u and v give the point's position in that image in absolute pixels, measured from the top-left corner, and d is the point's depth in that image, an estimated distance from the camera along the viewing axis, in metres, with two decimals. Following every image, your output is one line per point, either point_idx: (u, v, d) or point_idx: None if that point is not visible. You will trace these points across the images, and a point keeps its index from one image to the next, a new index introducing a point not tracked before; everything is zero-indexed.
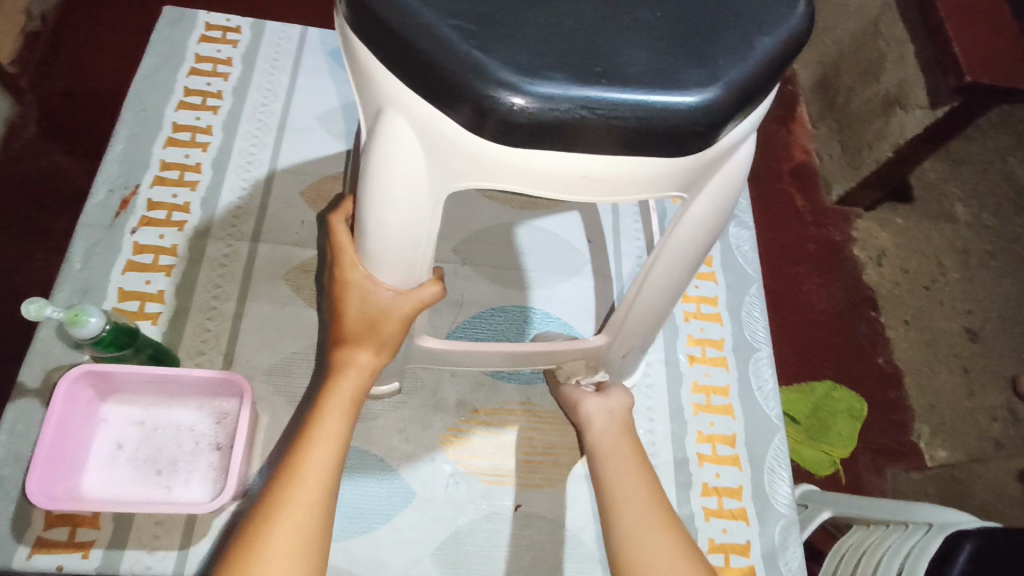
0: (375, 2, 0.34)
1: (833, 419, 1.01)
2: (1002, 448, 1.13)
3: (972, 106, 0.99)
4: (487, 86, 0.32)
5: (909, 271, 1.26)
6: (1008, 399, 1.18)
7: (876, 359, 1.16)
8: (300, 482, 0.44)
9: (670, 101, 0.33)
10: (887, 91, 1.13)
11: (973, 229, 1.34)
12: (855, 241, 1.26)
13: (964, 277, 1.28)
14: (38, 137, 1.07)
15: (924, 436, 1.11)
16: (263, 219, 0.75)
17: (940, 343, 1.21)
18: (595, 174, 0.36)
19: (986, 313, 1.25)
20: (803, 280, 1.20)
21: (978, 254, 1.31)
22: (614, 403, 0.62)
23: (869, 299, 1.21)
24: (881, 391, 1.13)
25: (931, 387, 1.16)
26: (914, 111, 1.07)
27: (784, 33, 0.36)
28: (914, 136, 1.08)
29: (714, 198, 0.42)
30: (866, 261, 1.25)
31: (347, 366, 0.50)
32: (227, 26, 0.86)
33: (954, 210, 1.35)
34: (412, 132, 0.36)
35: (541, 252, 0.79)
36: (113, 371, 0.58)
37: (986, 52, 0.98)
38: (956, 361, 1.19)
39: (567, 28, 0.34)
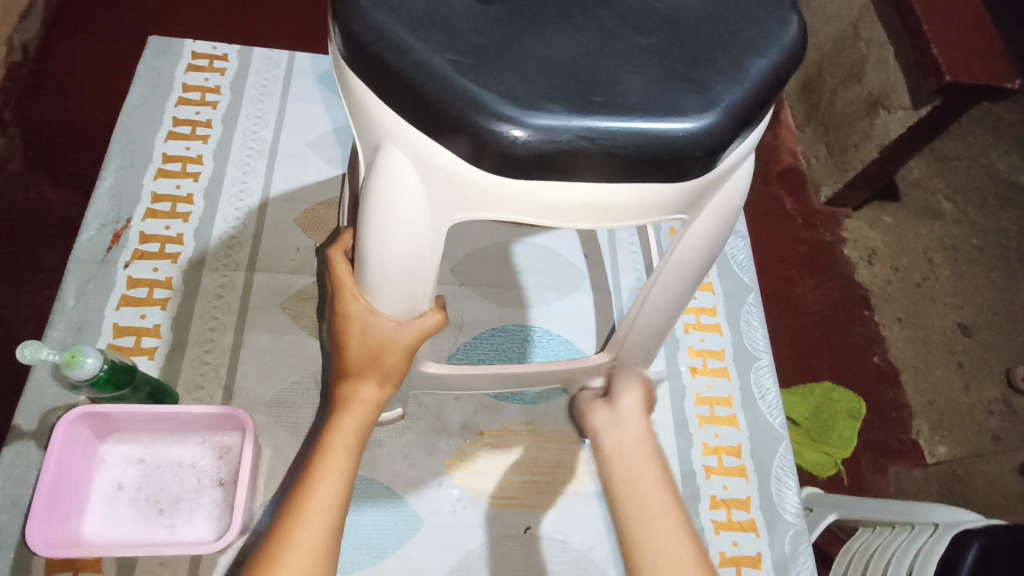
0: (369, 37, 0.34)
1: (834, 421, 1.01)
2: (1000, 441, 1.13)
3: (951, 106, 1.01)
4: (486, 121, 0.32)
5: (900, 269, 1.27)
6: (1004, 392, 1.18)
7: (872, 359, 1.16)
8: (303, 521, 0.43)
9: (669, 128, 0.33)
10: (870, 93, 1.14)
11: (960, 225, 1.36)
12: (846, 241, 1.27)
13: (954, 272, 1.29)
14: (23, 169, 1.06)
15: (923, 432, 1.12)
16: (258, 248, 0.74)
17: (934, 339, 1.21)
18: (598, 202, 0.36)
19: (977, 308, 1.26)
20: (797, 283, 1.21)
21: (966, 249, 1.33)
22: (624, 414, 0.53)
23: (863, 299, 1.22)
24: (879, 389, 1.14)
25: (928, 384, 1.16)
26: (897, 112, 1.09)
27: (777, 54, 0.36)
28: (899, 137, 1.10)
29: (714, 218, 0.42)
30: (857, 261, 1.26)
31: (350, 400, 0.50)
32: (213, 55, 0.86)
33: (941, 207, 1.37)
34: (411, 166, 0.36)
35: (538, 269, 0.79)
36: (112, 411, 0.57)
37: (963, 54, 0.99)
38: (950, 357, 1.20)
39: (563, 58, 0.34)
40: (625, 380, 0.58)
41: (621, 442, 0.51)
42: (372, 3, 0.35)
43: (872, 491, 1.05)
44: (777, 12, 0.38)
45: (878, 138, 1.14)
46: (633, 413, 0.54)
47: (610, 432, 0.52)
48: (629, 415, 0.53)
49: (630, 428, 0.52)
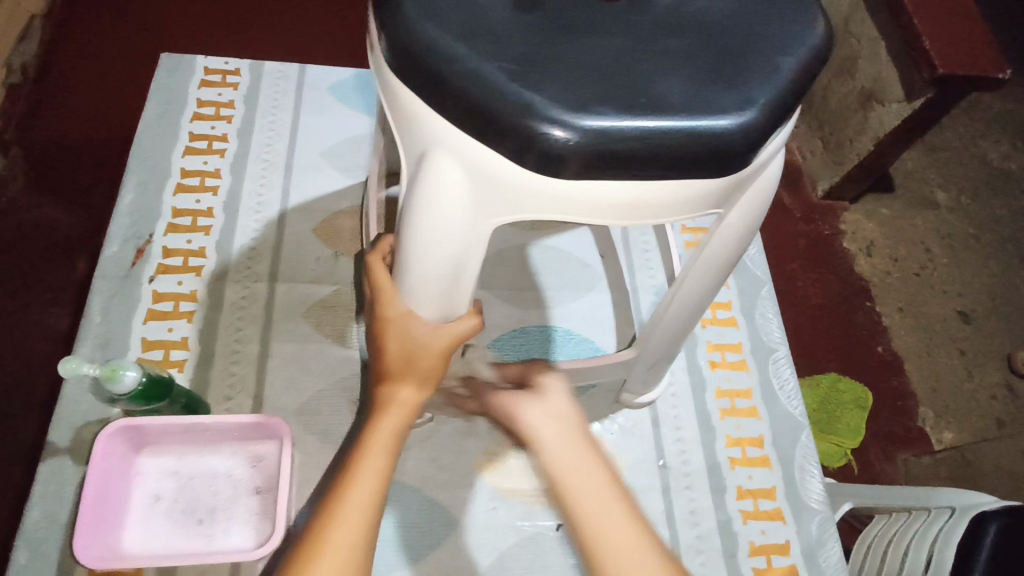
0: (418, 49, 0.35)
1: (841, 410, 1.03)
2: (1004, 425, 1.15)
3: (946, 95, 1.03)
4: (537, 124, 0.33)
5: (899, 259, 1.29)
6: (1005, 377, 1.20)
7: (875, 348, 1.18)
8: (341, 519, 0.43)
9: (711, 125, 0.34)
10: (863, 87, 1.16)
11: (955, 213, 1.38)
12: (845, 234, 1.29)
13: (952, 261, 1.31)
14: (26, 191, 1.06)
15: (929, 419, 1.13)
16: (279, 259, 0.75)
17: (936, 328, 1.23)
18: (642, 199, 0.37)
19: (976, 295, 1.28)
20: (798, 276, 1.23)
21: (962, 238, 1.35)
22: (558, 404, 0.47)
23: (864, 290, 1.24)
24: (884, 377, 1.15)
25: (932, 371, 1.18)
26: (891, 105, 1.11)
27: (807, 51, 0.38)
28: (893, 129, 1.12)
29: (747, 210, 0.44)
30: (857, 252, 1.28)
31: (389, 405, 0.49)
32: (225, 70, 0.87)
33: (934, 196, 1.39)
34: (459, 170, 0.37)
35: (555, 270, 0.80)
36: (150, 423, 0.58)
37: (954, 44, 1.01)
38: (952, 344, 1.22)
39: (606, 62, 0.35)
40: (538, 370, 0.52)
41: (560, 433, 0.45)
42: (418, 13, 0.36)
43: (883, 480, 1.06)
44: (804, 12, 0.39)
45: (873, 131, 1.16)
46: (566, 404, 0.47)
47: (547, 425, 0.46)
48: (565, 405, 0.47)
49: (567, 418, 0.46)
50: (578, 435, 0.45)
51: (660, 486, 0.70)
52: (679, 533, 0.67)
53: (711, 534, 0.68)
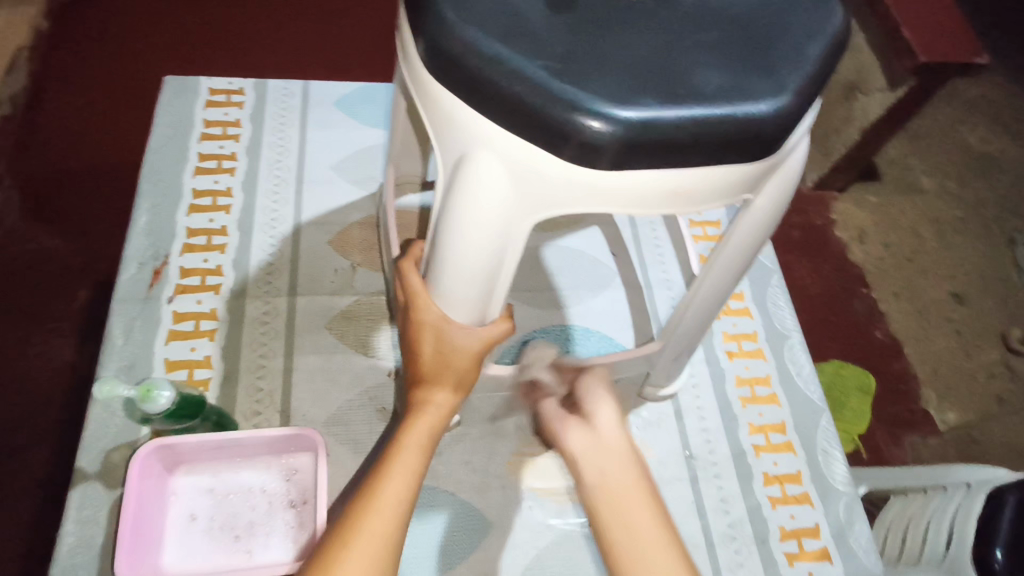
0: (460, 51, 0.36)
1: (846, 397, 1.04)
2: (1005, 403, 1.17)
3: (927, 85, 1.06)
4: (583, 118, 0.34)
5: (891, 245, 1.32)
6: (1002, 356, 1.23)
7: (874, 333, 1.20)
8: (375, 510, 0.44)
9: (748, 111, 0.36)
10: (846, 79, 1.19)
11: (942, 198, 1.41)
12: (837, 223, 1.32)
13: (943, 245, 1.34)
14: (23, 222, 1.05)
15: (933, 401, 1.15)
16: (297, 272, 0.75)
17: (932, 311, 1.26)
18: (678, 187, 0.39)
19: (968, 277, 1.31)
20: (795, 267, 1.25)
21: (950, 221, 1.38)
22: (606, 436, 0.49)
23: (860, 277, 1.26)
24: (885, 360, 1.17)
25: (931, 353, 1.20)
26: (874, 94, 1.13)
27: (830, 36, 0.39)
28: (876, 119, 1.15)
29: (773, 196, 0.45)
30: (850, 240, 1.30)
31: (425, 405, 0.50)
32: (230, 89, 0.87)
33: (920, 182, 1.42)
34: (497, 165, 0.38)
35: (569, 270, 0.81)
36: (183, 442, 0.58)
37: (928, 34, 1.04)
38: (948, 326, 1.24)
39: (643, 57, 0.37)
40: (590, 389, 0.53)
41: (608, 466, 0.47)
42: (457, 15, 0.37)
43: (892, 463, 1.07)
44: (824, 2, 0.41)
45: (859, 121, 1.20)
46: (613, 431, 0.49)
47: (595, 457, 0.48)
48: (612, 435, 0.49)
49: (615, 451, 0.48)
50: (628, 465, 0.47)
51: (688, 477, 0.70)
52: (711, 521, 0.68)
53: (742, 522, 0.69)
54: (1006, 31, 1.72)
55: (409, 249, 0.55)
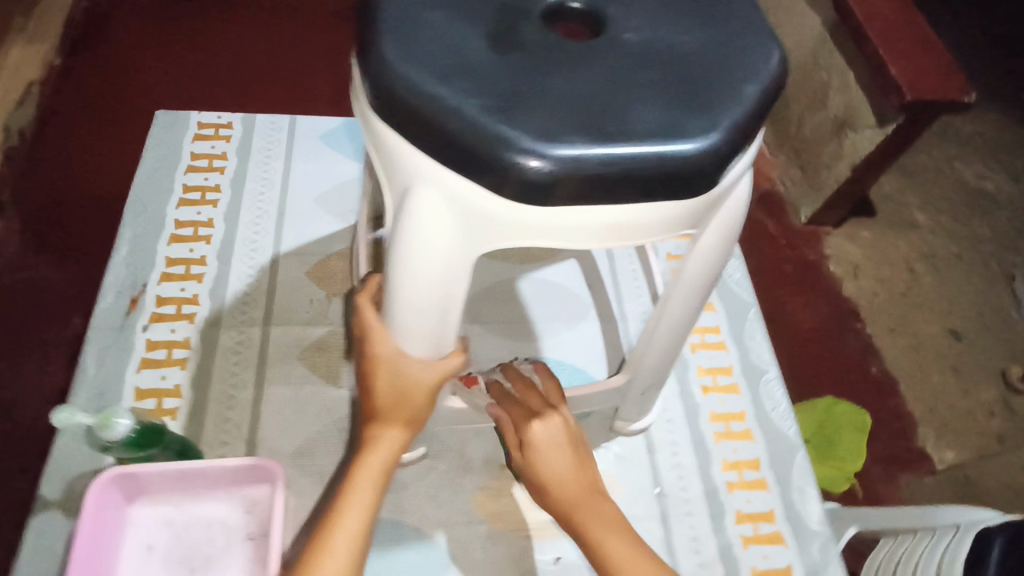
0: (400, 88, 0.37)
1: (839, 434, 1.02)
2: (1005, 442, 1.15)
3: (916, 120, 1.07)
4: (514, 156, 0.35)
5: (884, 280, 1.32)
6: (1000, 393, 1.21)
7: (869, 368, 1.19)
8: (328, 553, 0.47)
9: (677, 149, 0.36)
10: (836, 116, 1.22)
11: (937, 234, 1.41)
12: (830, 258, 1.32)
13: (937, 281, 1.34)
14: (20, 252, 1.07)
15: (930, 440, 1.13)
16: (272, 302, 0.76)
17: (927, 347, 1.24)
18: (617, 223, 0.40)
19: (964, 313, 1.30)
20: (786, 301, 1.24)
21: (945, 257, 1.38)
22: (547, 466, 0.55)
23: (852, 312, 1.25)
24: (878, 396, 1.16)
25: (927, 390, 1.19)
26: (864, 131, 1.15)
27: (768, 76, 0.40)
28: (868, 156, 1.15)
29: (720, 231, 0.45)
30: (844, 276, 1.30)
31: (375, 442, 0.51)
32: (218, 123, 0.89)
33: (915, 218, 1.43)
34: (438, 202, 0.39)
35: (544, 303, 0.81)
36: (144, 470, 0.58)
37: (916, 72, 1.06)
38: (945, 363, 1.23)
39: (579, 95, 0.37)
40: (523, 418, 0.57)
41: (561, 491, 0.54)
42: (398, 55, 0.37)
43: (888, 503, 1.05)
44: (765, 41, 0.41)
45: (848, 157, 1.20)
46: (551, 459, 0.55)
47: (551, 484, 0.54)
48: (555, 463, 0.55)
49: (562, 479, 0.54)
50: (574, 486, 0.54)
51: (659, 514, 0.69)
52: (680, 561, 0.67)
53: (713, 562, 0.67)
54: (999, 70, 1.75)
55: (366, 285, 0.55)
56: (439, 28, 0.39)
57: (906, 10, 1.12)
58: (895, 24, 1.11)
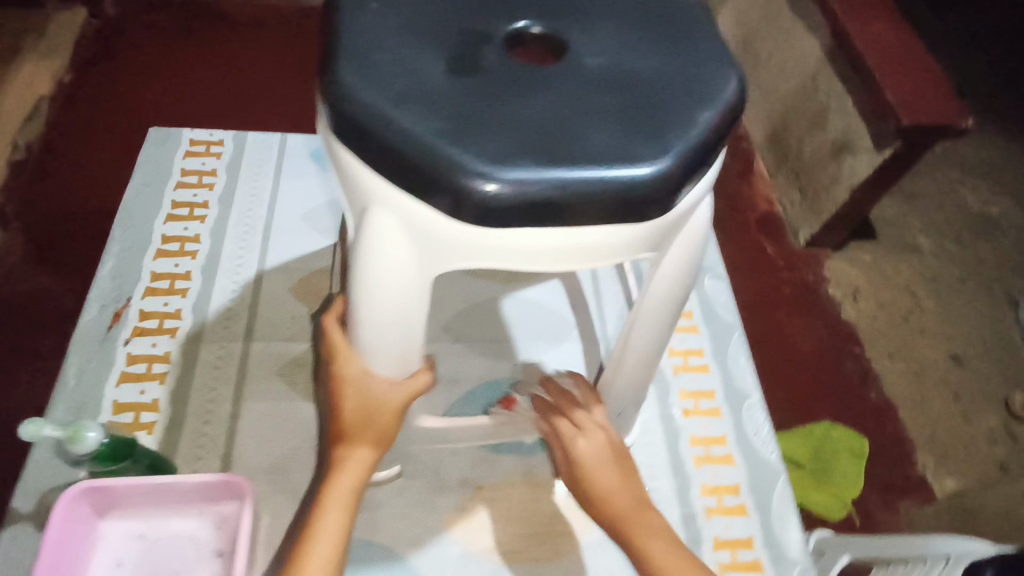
0: (356, 111, 0.37)
1: (836, 459, 1.01)
2: (1008, 471, 1.10)
3: (913, 146, 1.07)
4: (464, 179, 0.36)
5: (885, 304, 1.29)
6: (1004, 420, 1.17)
7: (868, 395, 1.15)
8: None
9: (627, 174, 0.37)
10: (835, 139, 1.21)
11: (939, 258, 1.39)
12: (829, 281, 1.28)
13: (938, 305, 1.31)
14: (21, 263, 1.05)
15: (929, 466, 1.09)
16: (254, 318, 0.77)
17: (928, 372, 1.20)
18: (570, 246, 0.40)
19: (967, 338, 1.27)
20: (785, 324, 1.21)
21: (947, 280, 1.35)
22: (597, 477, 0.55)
23: (853, 335, 1.22)
24: (878, 422, 1.12)
25: (926, 416, 1.15)
26: (863, 154, 1.15)
27: (723, 104, 0.40)
28: (865, 179, 1.16)
29: (681, 254, 0.45)
30: (843, 298, 1.27)
31: (343, 463, 0.51)
32: (209, 140, 0.91)
33: (918, 241, 1.41)
34: (394, 224, 0.39)
35: (527, 323, 0.81)
36: (115, 484, 0.58)
37: (915, 97, 1.06)
38: (946, 389, 1.19)
39: (532, 119, 0.38)
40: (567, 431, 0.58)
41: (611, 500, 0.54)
42: (355, 77, 0.38)
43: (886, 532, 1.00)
44: (723, 69, 0.42)
45: (847, 180, 1.20)
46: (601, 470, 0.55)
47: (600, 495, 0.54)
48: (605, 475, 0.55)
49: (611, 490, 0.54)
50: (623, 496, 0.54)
51: None
52: None
53: None
54: (1003, 96, 1.74)
55: (331, 305, 0.55)
56: (398, 51, 0.39)
57: (903, 34, 1.13)
58: (892, 47, 1.11)
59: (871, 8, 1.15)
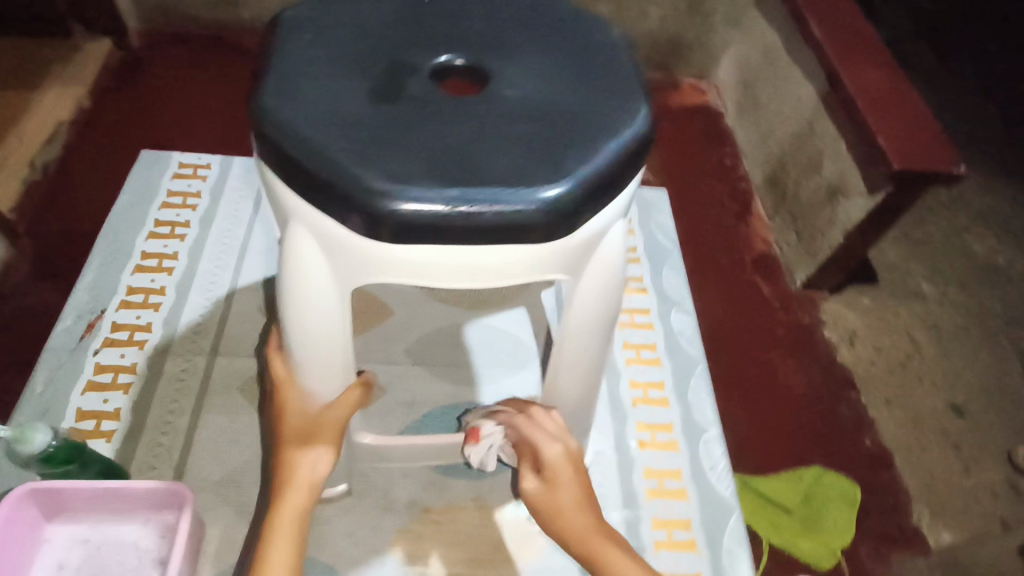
0: (275, 133, 0.40)
1: (827, 507, 0.89)
2: (1011, 529, 0.96)
3: (906, 193, 0.95)
4: (367, 197, 0.38)
5: (883, 349, 1.13)
6: (1008, 476, 1.03)
7: (863, 443, 0.99)
8: None
9: (524, 197, 0.39)
10: (829, 182, 1.09)
11: (942, 305, 1.24)
12: (825, 323, 1.14)
13: (940, 352, 1.16)
14: (30, 280, 0.97)
15: (924, 519, 0.94)
16: (221, 335, 0.79)
17: (926, 421, 1.05)
18: (476, 264, 0.42)
19: (966, 385, 1.12)
20: (777, 365, 1.06)
21: (950, 328, 1.20)
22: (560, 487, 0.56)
23: (849, 381, 1.06)
24: (873, 475, 0.96)
25: (923, 466, 1.00)
26: (856, 199, 1.03)
27: (628, 136, 0.42)
28: (859, 225, 1.03)
29: (596, 278, 0.47)
30: (839, 342, 1.12)
31: (288, 484, 0.51)
32: (198, 163, 0.95)
33: (920, 288, 1.26)
34: (311, 239, 0.42)
35: (488, 350, 0.82)
36: (60, 487, 0.59)
37: (907, 144, 0.95)
38: (945, 439, 1.04)
39: (440, 144, 0.40)
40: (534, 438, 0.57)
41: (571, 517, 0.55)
42: (278, 103, 0.41)
43: None
44: (632, 104, 0.44)
45: (841, 225, 1.07)
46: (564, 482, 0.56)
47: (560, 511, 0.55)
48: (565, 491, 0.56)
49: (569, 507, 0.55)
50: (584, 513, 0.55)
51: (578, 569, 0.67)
52: None
53: None
54: None
55: (269, 339, 0.58)
56: (322, 81, 0.42)
57: (898, 80, 1.03)
58: (886, 92, 1.01)
59: (866, 54, 1.07)
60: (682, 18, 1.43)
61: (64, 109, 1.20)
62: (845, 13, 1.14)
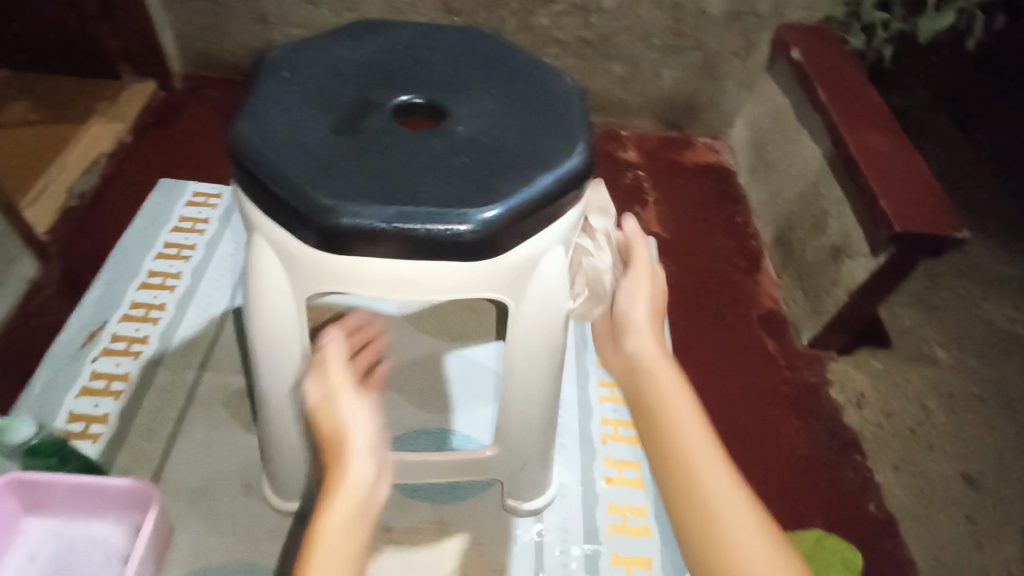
0: (243, 155, 0.45)
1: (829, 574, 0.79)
2: None
3: (909, 256, 0.92)
4: (314, 211, 0.42)
5: (893, 414, 1.06)
6: None
7: (866, 508, 0.92)
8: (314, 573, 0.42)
9: (455, 218, 0.42)
10: (833, 242, 1.05)
11: (959, 371, 1.15)
12: (832, 382, 1.07)
13: (953, 420, 1.07)
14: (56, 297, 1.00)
15: None
16: (211, 351, 0.83)
17: (935, 490, 0.97)
18: (412, 277, 0.45)
19: (979, 454, 1.03)
20: (779, 423, 1.00)
21: (963, 397, 1.11)
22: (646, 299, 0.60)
23: (853, 442, 1.00)
24: (877, 544, 0.89)
25: (931, 537, 0.92)
26: (858, 258, 0.99)
27: (562, 171, 0.46)
28: (862, 286, 0.99)
29: (536, 299, 0.49)
30: (846, 404, 1.05)
31: (340, 481, 0.46)
32: (210, 194, 1.02)
33: (933, 351, 1.17)
34: (268, 247, 0.47)
35: (462, 380, 0.85)
36: (41, 479, 0.63)
37: (911, 207, 0.91)
38: (956, 510, 0.96)
39: (387, 169, 0.44)
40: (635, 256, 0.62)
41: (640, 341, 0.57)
42: (250, 129, 0.46)
43: None
44: (571, 144, 0.48)
45: (844, 285, 1.03)
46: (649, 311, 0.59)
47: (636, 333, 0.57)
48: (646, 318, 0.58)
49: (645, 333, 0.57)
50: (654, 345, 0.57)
51: None
52: None
53: None
54: None
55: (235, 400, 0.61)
56: (293, 112, 0.48)
57: (901, 143, 1.01)
58: (889, 154, 0.99)
59: (871, 120, 1.05)
60: (694, 80, 1.38)
61: (104, 143, 1.24)
62: (847, 76, 1.13)
